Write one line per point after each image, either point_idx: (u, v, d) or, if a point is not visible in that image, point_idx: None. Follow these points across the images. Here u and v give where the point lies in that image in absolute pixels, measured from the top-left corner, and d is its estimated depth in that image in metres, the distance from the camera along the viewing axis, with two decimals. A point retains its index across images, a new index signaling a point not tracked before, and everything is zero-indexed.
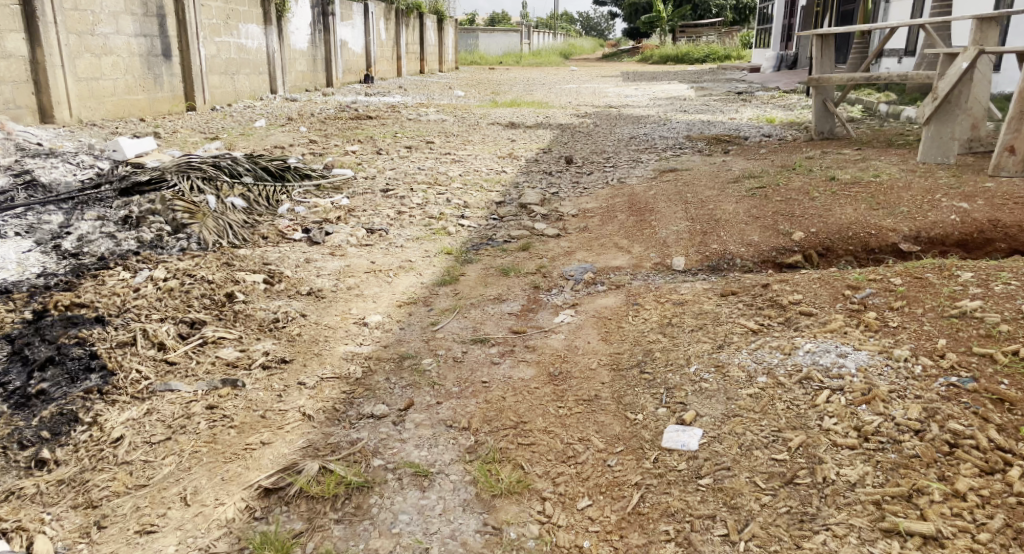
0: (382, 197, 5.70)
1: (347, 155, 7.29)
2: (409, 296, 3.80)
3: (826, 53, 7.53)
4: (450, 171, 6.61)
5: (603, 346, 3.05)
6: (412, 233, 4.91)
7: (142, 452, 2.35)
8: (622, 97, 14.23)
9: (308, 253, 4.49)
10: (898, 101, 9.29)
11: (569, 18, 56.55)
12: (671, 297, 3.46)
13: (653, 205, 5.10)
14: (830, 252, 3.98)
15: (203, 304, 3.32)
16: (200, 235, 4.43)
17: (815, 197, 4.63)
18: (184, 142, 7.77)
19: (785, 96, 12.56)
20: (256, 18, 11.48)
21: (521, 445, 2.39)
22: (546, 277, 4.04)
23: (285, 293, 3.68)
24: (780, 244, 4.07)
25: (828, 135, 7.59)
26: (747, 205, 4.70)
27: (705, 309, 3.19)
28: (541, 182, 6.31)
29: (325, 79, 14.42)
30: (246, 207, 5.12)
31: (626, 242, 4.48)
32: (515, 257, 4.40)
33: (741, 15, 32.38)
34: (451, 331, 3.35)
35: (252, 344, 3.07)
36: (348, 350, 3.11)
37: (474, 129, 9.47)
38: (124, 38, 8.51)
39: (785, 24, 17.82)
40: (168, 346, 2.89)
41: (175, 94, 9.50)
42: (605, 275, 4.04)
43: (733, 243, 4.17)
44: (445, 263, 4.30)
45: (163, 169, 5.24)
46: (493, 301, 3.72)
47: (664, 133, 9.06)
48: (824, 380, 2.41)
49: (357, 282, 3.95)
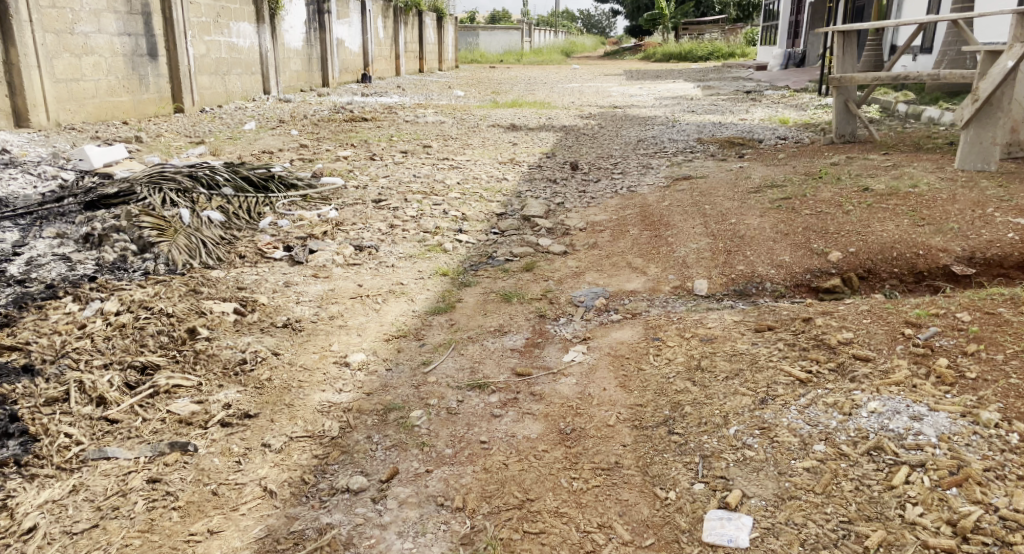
0: (373, 208, 5.27)
1: (338, 161, 6.85)
2: (398, 327, 3.36)
3: (849, 50, 7.09)
4: (448, 179, 6.19)
5: (622, 394, 2.62)
6: (405, 250, 4.47)
7: (60, 547, 1.94)
8: (627, 96, 13.82)
9: (289, 275, 4.05)
10: (918, 101, 8.86)
11: (569, 15, 56.23)
12: (699, 332, 3.03)
13: (668, 219, 4.68)
14: (872, 275, 3.55)
15: (159, 342, 2.89)
16: (168, 256, 4.01)
17: (848, 210, 4.20)
18: (166, 147, 7.33)
19: (795, 95, 12.13)
20: (248, 16, 11.02)
21: (529, 536, 1.97)
22: (553, 304, 3.61)
23: (257, 326, 3.25)
24: (815, 266, 3.64)
25: (849, 137, 7.14)
26: (774, 219, 4.29)
27: (738, 349, 2.75)
28: (546, 190, 5.87)
29: (321, 79, 13.98)
30: (224, 220, 4.69)
31: (640, 262, 4.06)
32: (517, 279, 3.97)
33: (745, 13, 31.93)
34: (444, 374, 2.90)
35: (212, 393, 2.64)
36: (324, 400, 2.68)
37: (474, 131, 9.03)
38: (106, 37, 8.06)
39: (792, 21, 17.39)
40: (110, 400, 2.48)
41: (162, 95, 9.07)
42: (618, 301, 3.63)
43: (761, 264, 3.75)
44: (440, 287, 3.86)
45: (133, 179, 4.81)
46: (493, 334, 3.28)
47: (674, 135, 8.64)
48: (900, 453, 1.96)
49: (342, 311, 3.52)
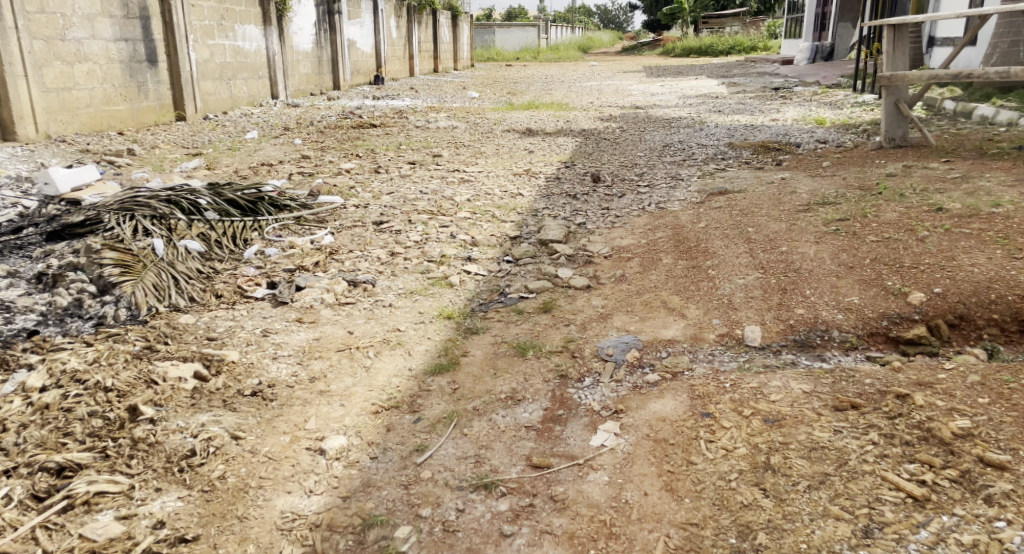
0: (373, 231, 4.71)
1: (339, 175, 6.28)
2: (389, 393, 2.77)
3: (900, 45, 6.44)
4: (458, 195, 5.61)
5: (671, 502, 2.06)
6: (406, 285, 3.90)
7: None
8: (649, 95, 13.15)
9: (269, 320, 3.44)
10: (967, 98, 8.23)
11: (585, 11, 55.56)
12: (761, 408, 2.43)
13: (707, 244, 4.10)
14: (965, 321, 3.03)
15: (88, 428, 2.34)
16: (132, 298, 3.42)
17: (924, 236, 3.71)
18: (160, 161, 6.79)
19: (830, 91, 11.46)
20: (254, 18, 10.50)
21: None
22: (577, 358, 3.03)
23: (220, 397, 2.64)
24: (894, 311, 3.13)
25: (900, 141, 6.51)
26: (834, 248, 3.72)
27: (817, 441, 2.16)
28: (566, 207, 5.28)
29: (331, 82, 13.44)
30: (204, 251, 4.12)
31: (677, 301, 3.48)
32: (534, 324, 3.37)
33: (767, 6, 31.41)
34: (442, 462, 2.33)
35: (142, 505, 2.11)
36: (288, 509, 2.12)
37: (488, 138, 8.44)
38: (101, 43, 7.55)
39: (818, 13, 16.72)
40: (4, 524, 2.01)
41: (162, 103, 8.51)
42: (654, 355, 3.05)
43: (824, 307, 3.23)
44: (443, 335, 3.26)
45: (102, 205, 4.23)
46: (503, 403, 2.69)
47: (703, 139, 7.99)
48: None
49: (324, 369, 2.93)
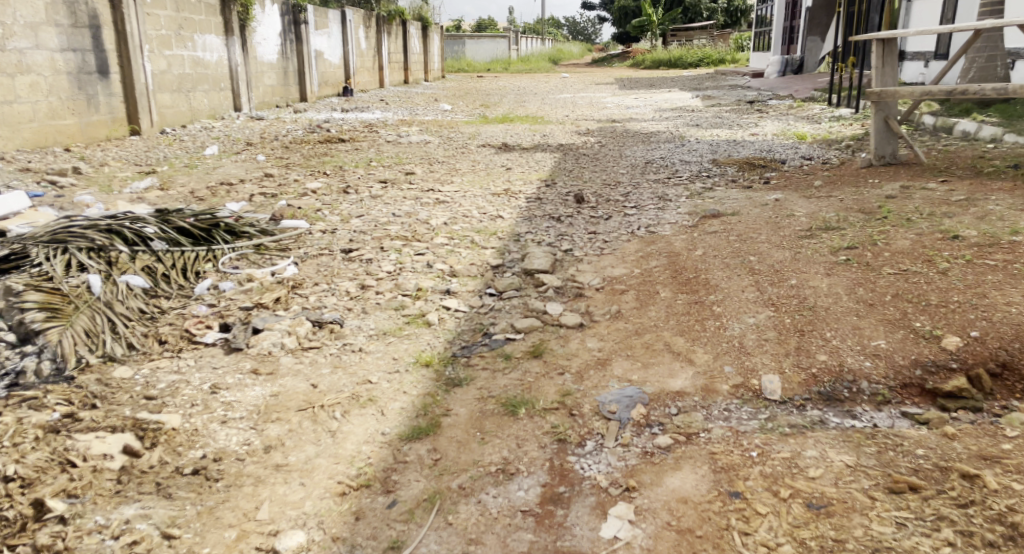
0: (342, 260, 4.28)
1: (305, 196, 5.84)
2: (359, 466, 2.35)
3: (889, 61, 6.16)
4: (433, 218, 5.20)
5: None
6: (378, 324, 3.48)
7: None
8: (624, 108, 12.88)
9: (220, 372, 2.98)
10: (946, 113, 8.06)
11: (555, 22, 55.52)
12: (800, 488, 2.08)
13: (708, 274, 3.73)
14: (1009, 370, 2.72)
15: None
16: (58, 349, 2.96)
17: (945, 268, 3.40)
18: (109, 180, 6.28)
19: (806, 104, 11.26)
20: (214, 27, 10.03)
21: None
22: (576, 417, 2.63)
23: (152, 478, 2.26)
24: (928, 357, 2.80)
25: (890, 159, 6.23)
26: (849, 282, 3.38)
27: (876, 538, 1.89)
28: (549, 231, 4.90)
29: (298, 94, 12.94)
30: (148, 287, 3.65)
31: (683, 344, 3.11)
32: (524, 373, 2.97)
33: (733, 18, 31.76)
34: None
35: None
36: None
37: (463, 153, 8.05)
38: (46, 53, 7.03)
39: (787, 27, 16.68)
40: None
41: (115, 116, 7.95)
42: (663, 411, 2.67)
43: (849, 352, 2.88)
44: (422, 389, 2.84)
45: (30, 236, 3.75)
46: (494, 479, 2.29)
47: (685, 155, 7.67)
48: None
49: (282, 434, 2.49)
